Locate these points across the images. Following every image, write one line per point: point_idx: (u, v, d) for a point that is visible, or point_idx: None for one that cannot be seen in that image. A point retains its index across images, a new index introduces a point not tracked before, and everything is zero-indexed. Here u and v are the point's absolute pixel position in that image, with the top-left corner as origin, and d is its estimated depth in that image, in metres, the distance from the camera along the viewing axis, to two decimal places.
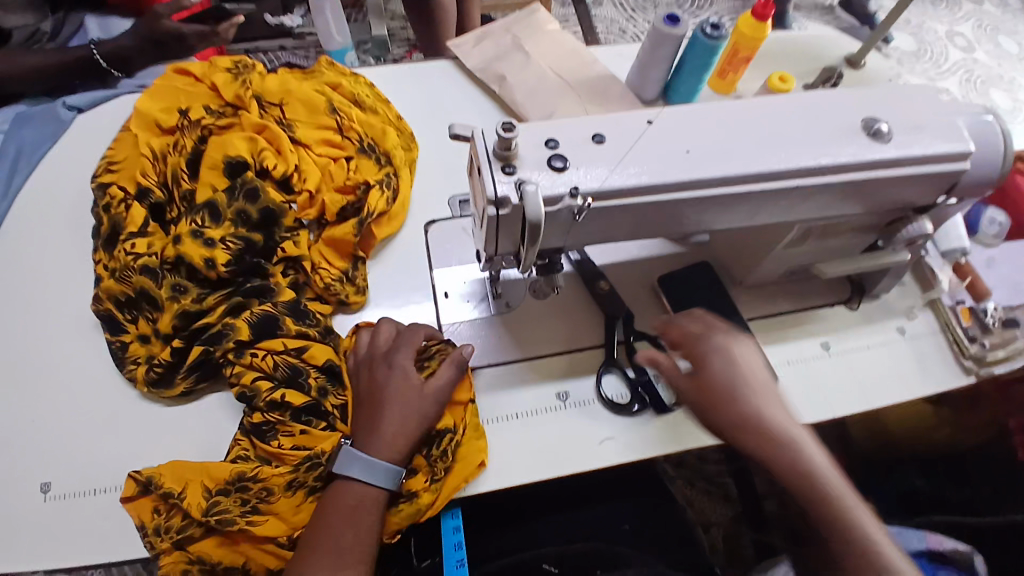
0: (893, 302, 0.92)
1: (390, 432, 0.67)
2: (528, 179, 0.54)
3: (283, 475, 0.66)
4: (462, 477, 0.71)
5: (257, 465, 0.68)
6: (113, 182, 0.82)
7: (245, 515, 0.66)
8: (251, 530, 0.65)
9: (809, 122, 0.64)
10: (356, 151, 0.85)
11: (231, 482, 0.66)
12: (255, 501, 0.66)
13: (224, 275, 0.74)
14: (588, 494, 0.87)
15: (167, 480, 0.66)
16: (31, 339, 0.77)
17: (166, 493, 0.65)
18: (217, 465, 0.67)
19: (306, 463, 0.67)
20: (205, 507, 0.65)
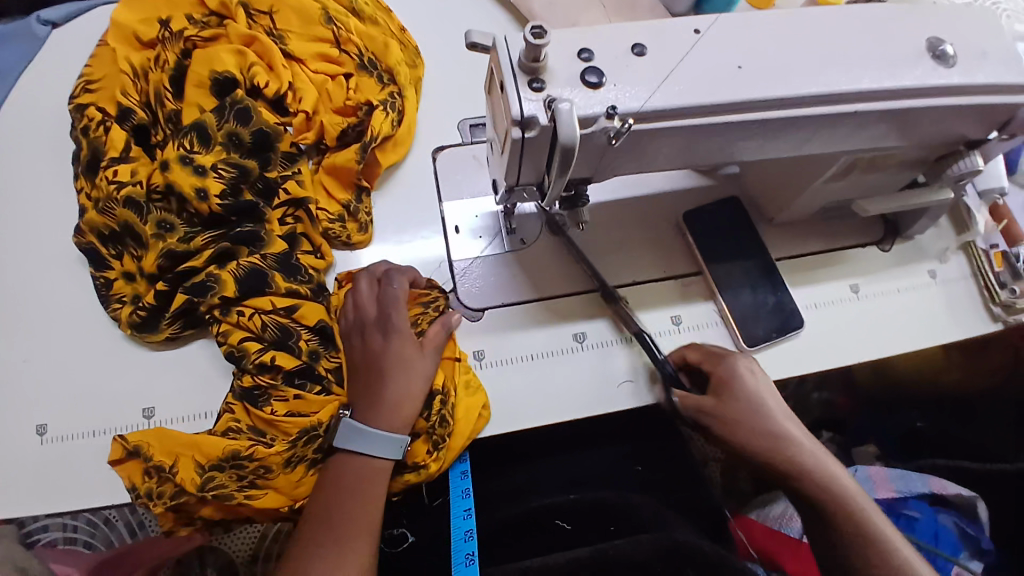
0: (927, 244, 0.86)
1: (395, 402, 0.63)
2: (559, 97, 0.48)
3: (281, 453, 0.62)
4: (465, 436, 0.68)
5: (251, 440, 0.62)
6: (91, 102, 0.75)
7: (243, 489, 0.62)
8: (251, 504, 0.62)
9: (869, 40, 0.56)
10: (356, 67, 0.77)
11: (225, 459, 0.61)
12: (253, 477, 0.62)
13: (216, 210, 0.68)
14: (597, 435, 0.85)
15: (156, 453, 0.62)
16: (15, 274, 0.72)
17: (157, 467, 0.62)
18: (207, 440, 0.62)
19: (304, 437, 0.63)
20: (199, 484, 0.61)
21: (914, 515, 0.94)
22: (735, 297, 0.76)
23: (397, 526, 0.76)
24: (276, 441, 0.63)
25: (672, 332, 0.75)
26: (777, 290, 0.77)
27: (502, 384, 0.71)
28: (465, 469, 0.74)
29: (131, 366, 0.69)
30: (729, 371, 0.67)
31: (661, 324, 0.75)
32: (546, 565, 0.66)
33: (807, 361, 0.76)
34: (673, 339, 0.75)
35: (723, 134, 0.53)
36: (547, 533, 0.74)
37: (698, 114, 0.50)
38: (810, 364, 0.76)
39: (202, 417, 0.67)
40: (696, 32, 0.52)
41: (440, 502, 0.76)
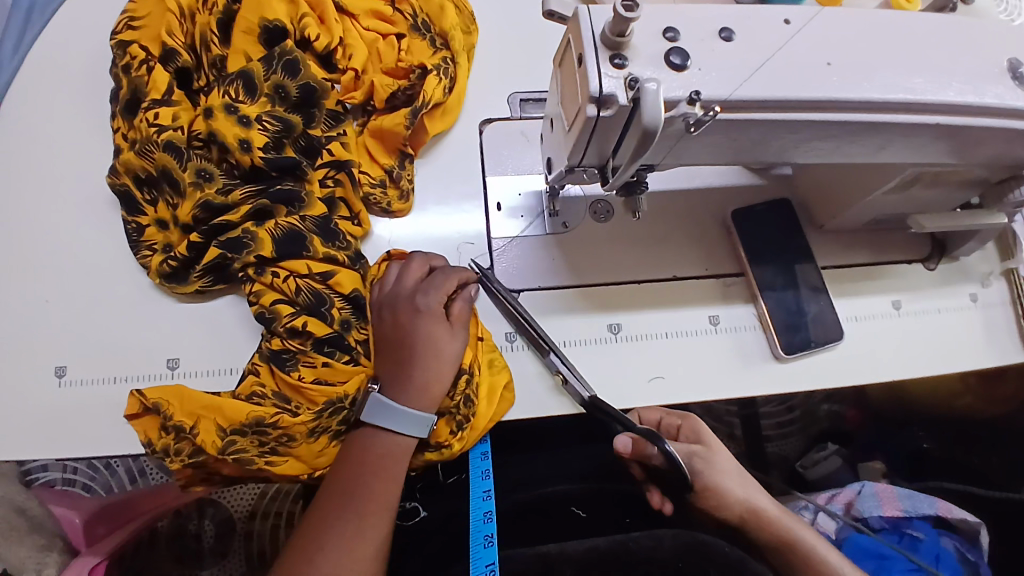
0: (971, 266, 0.81)
1: (420, 386, 0.61)
2: (643, 77, 0.45)
3: (305, 423, 0.61)
4: (489, 419, 0.66)
5: (275, 408, 0.61)
6: (133, 38, 0.71)
7: (264, 455, 0.60)
8: (271, 470, 0.61)
9: (961, 46, 0.52)
10: (408, 28, 0.75)
11: (249, 424, 0.60)
12: (275, 444, 0.61)
13: (258, 163, 0.66)
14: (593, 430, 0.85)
15: (177, 414, 0.61)
16: (43, 211, 0.70)
17: (177, 428, 0.60)
18: (231, 404, 0.60)
19: (330, 409, 0.62)
20: (220, 447, 0.59)
21: (917, 536, 0.92)
22: (777, 302, 0.74)
23: (411, 500, 0.76)
24: (302, 410, 0.61)
25: (710, 332, 0.74)
26: (818, 299, 0.75)
27: (525, 368, 0.70)
28: (486, 451, 0.72)
29: (157, 316, 0.67)
30: (692, 427, 0.71)
31: (698, 322, 0.74)
32: (565, 553, 0.65)
33: (840, 374, 0.75)
34: (710, 339, 0.73)
35: (798, 132, 0.51)
36: (561, 519, 0.72)
37: (775, 109, 0.48)
38: (842, 377, 0.75)
39: (227, 373, 0.65)
40: (785, 22, 0.50)
41: (456, 479, 0.77)
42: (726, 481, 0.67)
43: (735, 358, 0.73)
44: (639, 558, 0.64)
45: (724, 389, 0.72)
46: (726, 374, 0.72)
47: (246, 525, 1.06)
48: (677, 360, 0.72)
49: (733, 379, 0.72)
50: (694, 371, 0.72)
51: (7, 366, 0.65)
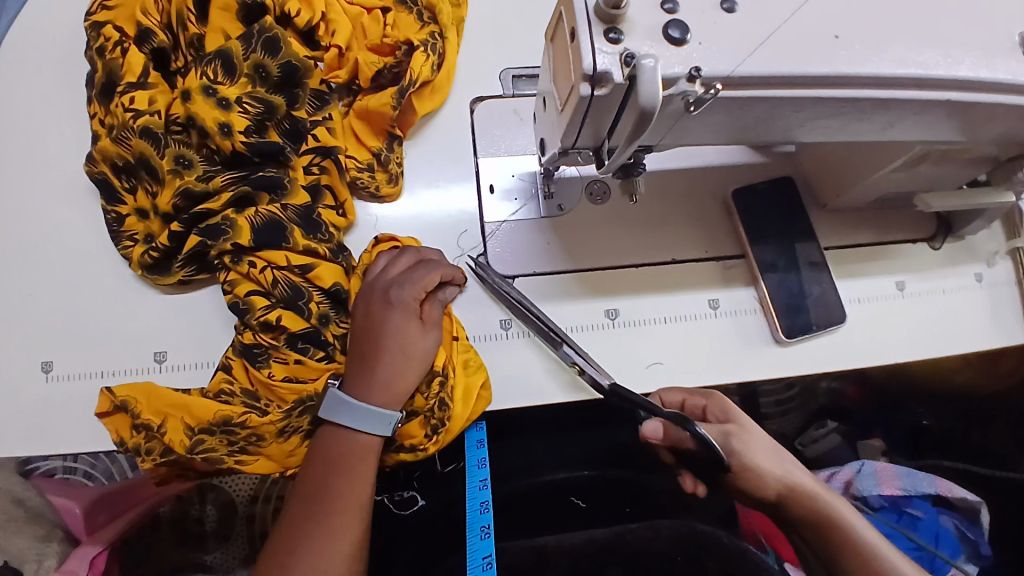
0: (977, 245, 0.79)
1: (383, 380, 0.59)
2: (638, 52, 0.42)
3: (274, 423, 0.59)
4: (463, 420, 0.64)
5: (243, 406, 0.59)
6: (107, 19, 0.68)
7: (234, 454, 0.59)
8: (241, 469, 0.59)
9: (976, 15, 0.49)
10: (394, 2, 0.71)
11: (216, 423, 0.59)
12: (244, 443, 0.59)
13: (239, 148, 0.63)
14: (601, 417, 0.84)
15: (145, 412, 0.59)
16: (21, 200, 0.68)
17: (144, 426, 0.59)
18: (198, 402, 0.59)
19: (299, 408, 0.60)
20: (188, 446, 0.58)
21: (917, 515, 0.92)
22: (780, 285, 0.72)
23: (407, 490, 0.75)
24: (272, 408, 0.60)
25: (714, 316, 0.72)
26: (823, 281, 0.73)
27: (521, 356, 0.68)
28: (480, 439, 0.70)
29: (140, 309, 0.65)
30: (720, 405, 0.67)
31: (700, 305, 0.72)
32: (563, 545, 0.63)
33: (842, 358, 0.73)
34: (713, 322, 0.72)
35: (805, 110, 0.48)
36: (559, 507, 0.71)
37: (781, 85, 0.45)
38: (845, 362, 0.73)
39: (202, 367, 0.63)
40: None
41: (452, 468, 0.76)
42: (759, 459, 0.64)
43: (736, 342, 0.71)
44: (637, 549, 0.62)
45: (724, 374, 0.70)
46: (726, 359, 0.71)
47: (248, 508, 1.05)
48: (677, 347, 0.70)
49: (734, 365, 0.71)
50: (694, 358, 0.70)
51: None
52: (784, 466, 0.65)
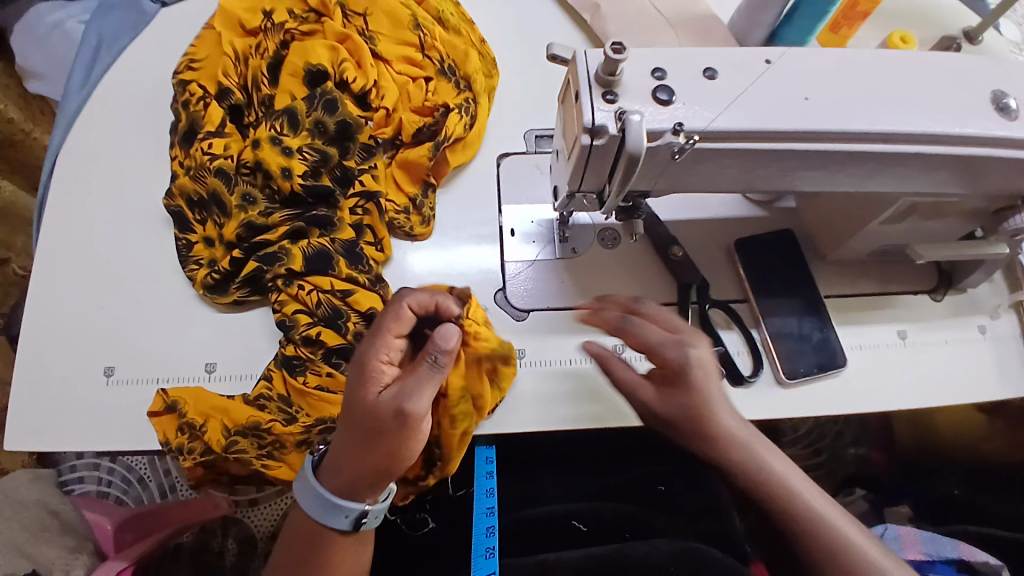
0: (980, 299, 0.82)
1: (344, 453, 0.54)
2: (630, 110, 0.51)
3: (295, 434, 0.67)
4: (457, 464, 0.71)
5: (272, 415, 0.67)
6: (192, 78, 0.81)
7: (261, 458, 0.66)
8: (266, 473, 0.66)
9: (939, 81, 0.56)
10: (436, 72, 0.83)
11: (249, 426, 0.67)
12: (270, 449, 0.67)
13: (296, 189, 0.74)
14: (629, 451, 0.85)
15: (190, 411, 0.68)
16: (103, 228, 0.79)
17: (188, 424, 0.67)
18: (237, 406, 0.67)
19: (319, 426, 0.67)
20: (224, 444, 0.67)
21: None
22: (780, 330, 0.77)
23: (421, 511, 0.79)
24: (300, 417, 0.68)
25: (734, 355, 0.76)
26: (823, 327, 0.77)
27: (533, 384, 0.73)
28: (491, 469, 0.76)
29: (197, 324, 0.74)
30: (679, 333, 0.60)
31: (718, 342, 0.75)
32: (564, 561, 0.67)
33: (843, 401, 0.76)
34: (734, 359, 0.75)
35: (783, 162, 0.55)
36: (564, 531, 0.74)
37: (755, 138, 0.52)
38: (846, 405, 0.76)
39: (245, 379, 0.71)
40: (767, 62, 0.54)
41: (463, 493, 0.80)
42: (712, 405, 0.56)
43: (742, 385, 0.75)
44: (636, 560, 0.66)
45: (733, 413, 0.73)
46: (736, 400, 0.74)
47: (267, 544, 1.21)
48: None
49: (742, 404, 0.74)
50: None
51: (63, 365, 0.73)
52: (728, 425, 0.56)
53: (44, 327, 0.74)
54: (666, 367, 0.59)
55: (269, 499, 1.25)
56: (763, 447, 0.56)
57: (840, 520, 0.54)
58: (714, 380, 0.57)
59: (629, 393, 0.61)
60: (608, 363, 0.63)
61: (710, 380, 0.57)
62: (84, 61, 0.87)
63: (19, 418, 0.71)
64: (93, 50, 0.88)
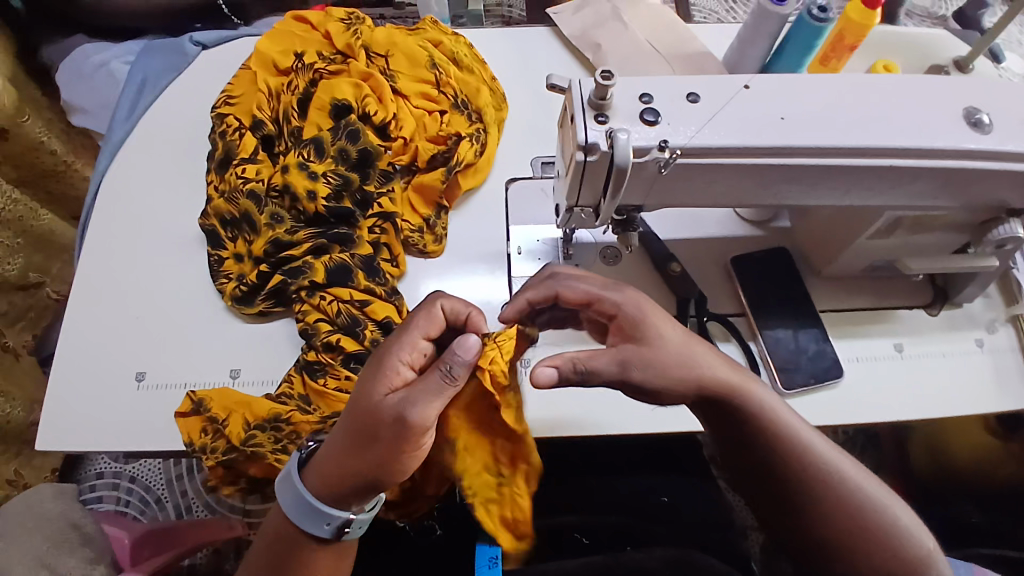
0: (976, 313, 0.85)
1: (335, 453, 0.57)
2: (618, 129, 0.56)
3: (310, 424, 0.72)
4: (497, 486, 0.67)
5: (292, 408, 0.73)
6: (229, 112, 0.90)
7: (276, 452, 0.72)
8: (280, 466, 0.71)
9: (908, 100, 0.60)
10: (450, 106, 0.90)
11: (268, 420, 0.72)
12: (286, 442, 0.72)
13: (321, 210, 0.81)
14: (633, 461, 0.88)
15: (213, 407, 0.73)
16: (142, 247, 0.86)
17: (211, 419, 0.72)
18: (258, 402, 0.73)
19: (334, 420, 0.72)
20: (243, 438, 0.72)
21: None
22: (776, 342, 0.79)
23: (429, 519, 0.80)
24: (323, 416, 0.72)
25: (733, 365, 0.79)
26: (819, 338, 0.80)
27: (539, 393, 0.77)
28: None
29: (222, 333, 0.80)
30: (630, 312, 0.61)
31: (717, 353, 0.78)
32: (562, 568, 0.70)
33: (841, 411, 0.78)
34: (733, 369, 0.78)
35: (764, 175, 0.60)
36: (568, 544, 0.75)
37: (734, 153, 0.57)
38: (844, 414, 0.77)
39: (266, 384, 0.76)
40: (744, 86, 0.60)
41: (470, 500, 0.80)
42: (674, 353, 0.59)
43: None
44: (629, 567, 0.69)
45: None
46: None
47: None
48: None
49: None
50: None
51: (99, 371, 0.78)
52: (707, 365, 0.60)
53: (83, 336, 0.80)
54: (639, 334, 0.60)
55: None
56: (753, 384, 0.61)
57: (848, 467, 0.60)
58: (692, 340, 0.61)
59: (622, 378, 0.59)
60: (579, 363, 0.57)
61: (689, 341, 0.61)
62: (129, 99, 0.97)
63: (56, 419, 0.76)
64: (138, 89, 0.98)
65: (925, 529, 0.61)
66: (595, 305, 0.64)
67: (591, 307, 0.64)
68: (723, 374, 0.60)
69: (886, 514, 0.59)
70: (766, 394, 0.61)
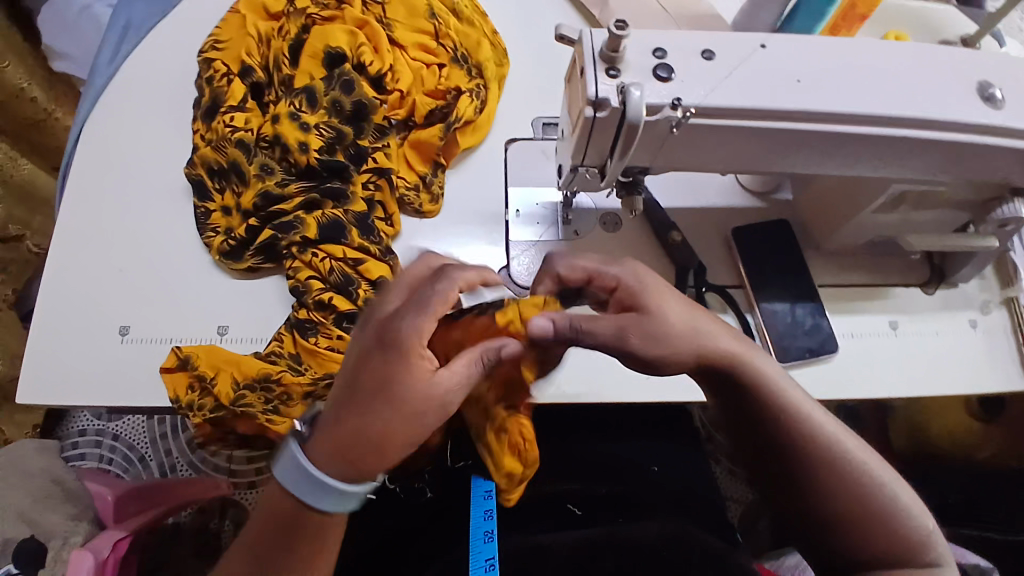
0: (971, 294, 0.84)
1: (360, 433, 0.51)
2: (630, 84, 0.54)
3: (302, 384, 0.70)
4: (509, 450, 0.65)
5: (282, 368, 0.71)
6: (217, 57, 0.86)
7: (267, 412, 0.70)
8: (270, 427, 0.69)
9: (926, 69, 0.58)
10: (449, 59, 0.86)
11: (258, 380, 0.70)
12: (277, 403, 0.70)
13: (313, 163, 0.78)
14: (624, 428, 0.89)
15: (202, 365, 0.71)
16: (125, 197, 0.82)
17: (199, 376, 0.70)
18: (248, 360, 0.71)
19: (326, 380, 0.70)
20: (232, 398, 0.70)
21: None
22: (773, 315, 0.79)
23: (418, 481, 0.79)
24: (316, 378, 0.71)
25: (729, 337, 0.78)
26: (817, 313, 0.79)
27: None
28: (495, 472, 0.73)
29: (210, 289, 0.77)
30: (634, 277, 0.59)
31: None
32: (557, 540, 0.68)
33: (835, 387, 0.77)
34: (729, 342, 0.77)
35: (775, 142, 0.58)
36: (557, 513, 0.74)
37: (746, 116, 0.56)
38: (837, 391, 0.77)
39: (255, 343, 0.74)
40: (760, 46, 0.58)
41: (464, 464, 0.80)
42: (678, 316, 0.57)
43: None
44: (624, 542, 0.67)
45: None
46: None
47: None
48: None
49: None
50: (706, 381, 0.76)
51: (81, 324, 0.76)
52: (710, 332, 0.58)
53: (63, 288, 0.77)
54: (635, 309, 0.57)
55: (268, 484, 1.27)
56: (756, 356, 0.59)
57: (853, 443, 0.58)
58: (693, 316, 0.58)
59: (620, 345, 0.56)
60: (576, 322, 0.55)
61: (689, 318, 0.58)
62: (113, 42, 0.92)
63: (35, 372, 0.74)
64: (122, 31, 0.92)
65: (924, 507, 0.59)
66: (595, 280, 0.61)
67: (590, 283, 0.61)
68: (725, 344, 0.58)
69: (885, 493, 0.57)
70: (769, 365, 0.59)
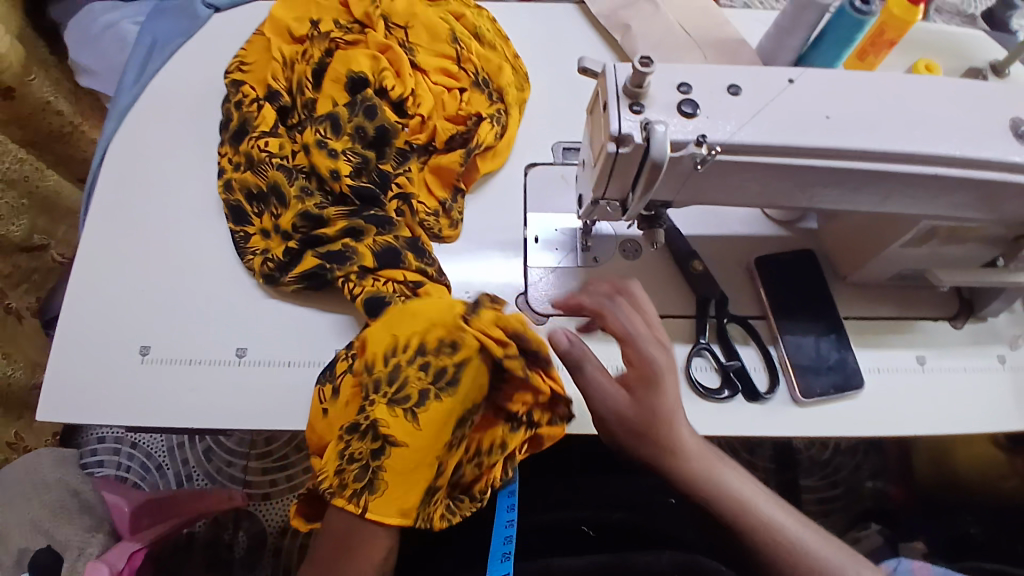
0: (1000, 328, 0.81)
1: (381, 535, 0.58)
2: (655, 120, 0.54)
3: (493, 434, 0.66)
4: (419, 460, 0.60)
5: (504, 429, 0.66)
6: (243, 80, 0.87)
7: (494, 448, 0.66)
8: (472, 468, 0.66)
9: (956, 105, 0.57)
10: (470, 83, 0.87)
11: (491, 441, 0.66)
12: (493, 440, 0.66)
13: (346, 189, 0.78)
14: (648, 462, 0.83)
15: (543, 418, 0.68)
16: (152, 215, 0.83)
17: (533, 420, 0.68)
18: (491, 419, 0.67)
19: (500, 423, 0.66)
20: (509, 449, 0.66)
21: None
22: (798, 347, 0.77)
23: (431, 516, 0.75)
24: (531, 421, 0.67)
25: (751, 370, 0.76)
26: (840, 348, 0.77)
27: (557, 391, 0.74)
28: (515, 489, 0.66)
29: (232, 311, 0.78)
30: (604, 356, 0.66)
31: (737, 358, 0.76)
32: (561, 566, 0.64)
33: (859, 423, 0.75)
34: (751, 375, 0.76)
35: (801, 177, 0.57)
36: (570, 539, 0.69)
37: (772, 153, 0.54)
38: (862, 428, 0.74)
39: (284, 364, 0.75)
40: (790, 81, 0.57)
41: None
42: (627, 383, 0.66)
43: (760, 405, 0.74)
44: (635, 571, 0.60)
45: (748, 429, 0.73)
46: (756, 417, 0.74)
47: (277, 539, 1.22)
48: (705, 398, 0.74)
49: (761, 422, 0.74)
50: (729, 414, 0.74)
51: (104, 341, 0.76)
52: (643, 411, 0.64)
53: (86, 306, 0.78)
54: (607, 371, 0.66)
55: (280, 495, 1.27)
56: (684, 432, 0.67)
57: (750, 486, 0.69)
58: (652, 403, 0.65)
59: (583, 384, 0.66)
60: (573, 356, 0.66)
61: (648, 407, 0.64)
62: (139, 60, 0.93)
63: (59, 390, 0.74)
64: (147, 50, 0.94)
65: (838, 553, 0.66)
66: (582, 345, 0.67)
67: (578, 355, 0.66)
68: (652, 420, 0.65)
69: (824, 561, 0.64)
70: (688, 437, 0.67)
